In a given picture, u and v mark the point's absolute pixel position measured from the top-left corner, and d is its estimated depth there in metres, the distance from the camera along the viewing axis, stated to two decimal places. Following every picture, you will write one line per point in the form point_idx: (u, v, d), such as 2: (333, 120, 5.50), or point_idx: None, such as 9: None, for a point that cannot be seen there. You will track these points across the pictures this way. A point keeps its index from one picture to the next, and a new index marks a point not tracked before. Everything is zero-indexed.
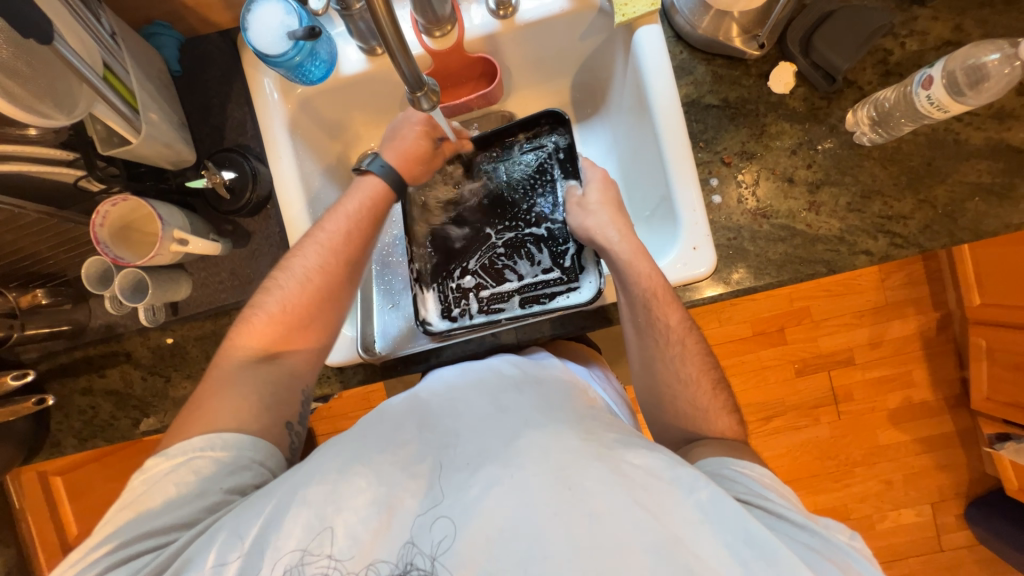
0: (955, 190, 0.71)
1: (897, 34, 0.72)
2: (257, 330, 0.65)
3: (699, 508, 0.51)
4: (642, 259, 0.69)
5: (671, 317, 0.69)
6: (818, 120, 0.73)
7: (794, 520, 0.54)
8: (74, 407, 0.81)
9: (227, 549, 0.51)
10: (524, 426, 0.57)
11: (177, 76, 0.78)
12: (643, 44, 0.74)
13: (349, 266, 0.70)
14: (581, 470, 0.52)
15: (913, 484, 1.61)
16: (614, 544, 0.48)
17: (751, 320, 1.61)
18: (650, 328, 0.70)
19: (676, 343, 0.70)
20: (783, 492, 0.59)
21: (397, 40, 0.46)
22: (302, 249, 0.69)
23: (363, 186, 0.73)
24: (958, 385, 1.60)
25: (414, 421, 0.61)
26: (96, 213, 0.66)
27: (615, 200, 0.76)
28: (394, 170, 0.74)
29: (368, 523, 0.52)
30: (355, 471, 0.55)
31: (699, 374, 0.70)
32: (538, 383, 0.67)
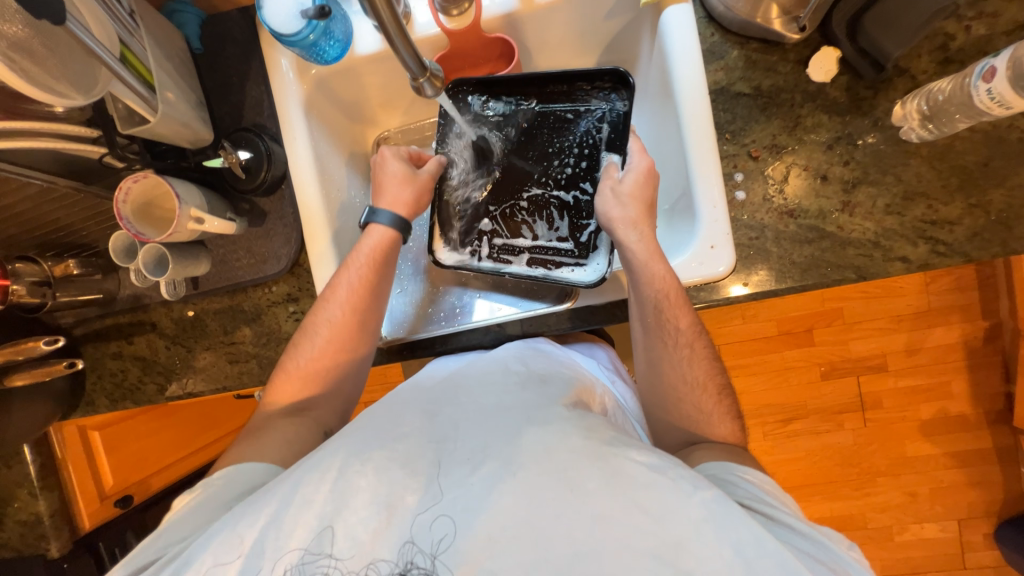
0: (1013, 194, 0.64)
1: (963, 15, 0.64)
2: (286, 382, 0.72)
3: (705, 507, 0.49)
4: (658, 260, 0.66)
5: (682, 320, 0.66)
6: (861, 112, 0.67)
7: (797, 528, 0.52)
8: (106, 369, 0.87)
9: (225, 550, 0.53)
10: (527, 422, 0.57)
11: (197, 53, 0.78)
12: (670, 25, 0.69)
13: (367, 313, 0.73)
14: (582, 471, 0.52)
15: (941, 499, 1.53)
16: (616, 548, 0.48)
17: (777, 318, 1.54)
18: (660, 328, 0.67)
19: (684, 345, 0.67)
20: (783, 499, 0.57)
21: (390, 15, 0.44)
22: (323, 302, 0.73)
23: (369, 237, 0.74)
24: (1001, 400, 1.50)
25: (416, 414, 0.62)
26: (119, 189, 0.68)
27: (648, 198, 0.70)
28: (400, 218, 0.75)
29: (367, 523, 0.53)
30: (354, 469, 0.56)
31: (708, 377, 0.68)
32: (542, 380, 0.66)
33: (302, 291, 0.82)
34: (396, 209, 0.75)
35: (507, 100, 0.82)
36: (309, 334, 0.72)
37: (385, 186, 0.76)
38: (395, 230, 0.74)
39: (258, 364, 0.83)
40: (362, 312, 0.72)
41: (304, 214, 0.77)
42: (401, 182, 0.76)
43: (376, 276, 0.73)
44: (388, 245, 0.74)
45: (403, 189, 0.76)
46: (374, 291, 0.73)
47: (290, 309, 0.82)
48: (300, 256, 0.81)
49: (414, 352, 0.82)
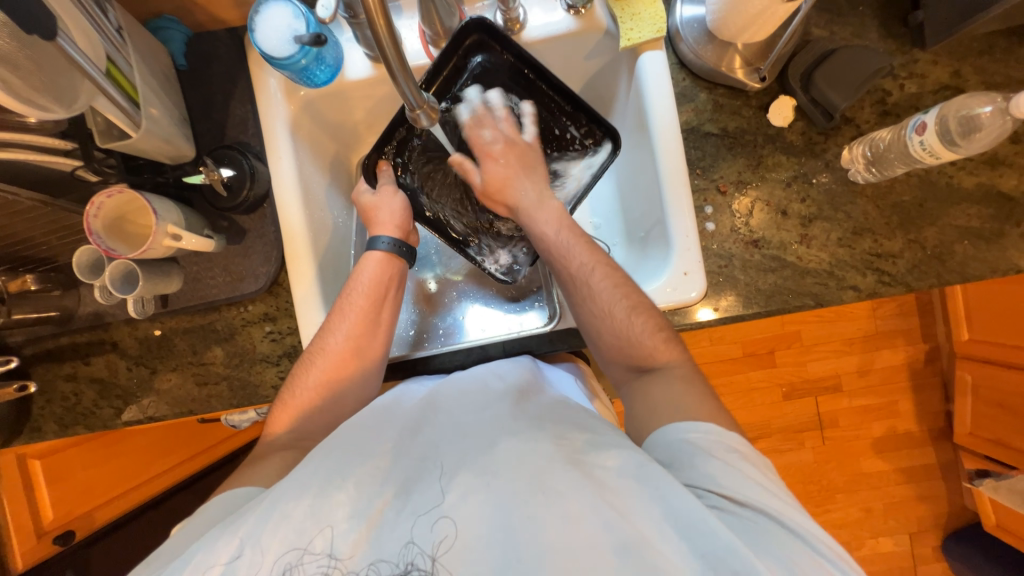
0: (944, 232, 0.72)
1: (897, 75, 0.73)
2: (280, 413, 0.69)
3: (665, 507, 0.48)
4: (530, 207, 0.73)
5: (578, 256, 0.69)
6: (814, 154, 0.74)
7: (754, 513, 0.49)
8: (57, 393, 0.81)
9: (201, 567, 0.50)
10: (505, 434, 0.57)
11: (181, 70, 0.78)
12: (646, 69, 0.74)
13: (357, 363, 0.71)
14: (557, 473, 0.52)
15: (893, 513, 1.62)
16: (590, 543, 0.48)
17: (741, 340, 1.62)
18: (561, 264, 0.70)
19: (588, 272, 0.68)
20: (737, 451, 0.53)
21: (397, 56, 0.44)
22: (313, 356, 0.70)
23: (368, 265, 0.74)
24: (942, 418, 1.62)
25: (400, 430, 0.62)
26: (91, 204, 0.65)
27: (525, 158, 0.75)
28: (398, 244, 0.75)
29: (348, 535, 0.52)
30: (335, 484, 0.54)
31: (615, 291, 0.66)
32: (528, 390, 0.66)
33: (281, 311, 0.80)
34: (389, 232, 0.75)
35: (516, 68, 0.76)
36: (302, 373, 0.70)
37: (377, 211, 0.76)
38: (393, 255, 0.75)
39: (229, 386, 0.80)
40: (362, 340, 0.71)
41: (286, 232, 0.76)
42: (386, 203, 0.76)
43: (374, 308, 0.72)
44: (387, 272, 0.74)
45: (392, 214, 0.76)
46: (373, 319, 0.72)
47: (267, 329, 0.80)
48: (279, 275, 0.80)
49: (395, 372, 0.82)
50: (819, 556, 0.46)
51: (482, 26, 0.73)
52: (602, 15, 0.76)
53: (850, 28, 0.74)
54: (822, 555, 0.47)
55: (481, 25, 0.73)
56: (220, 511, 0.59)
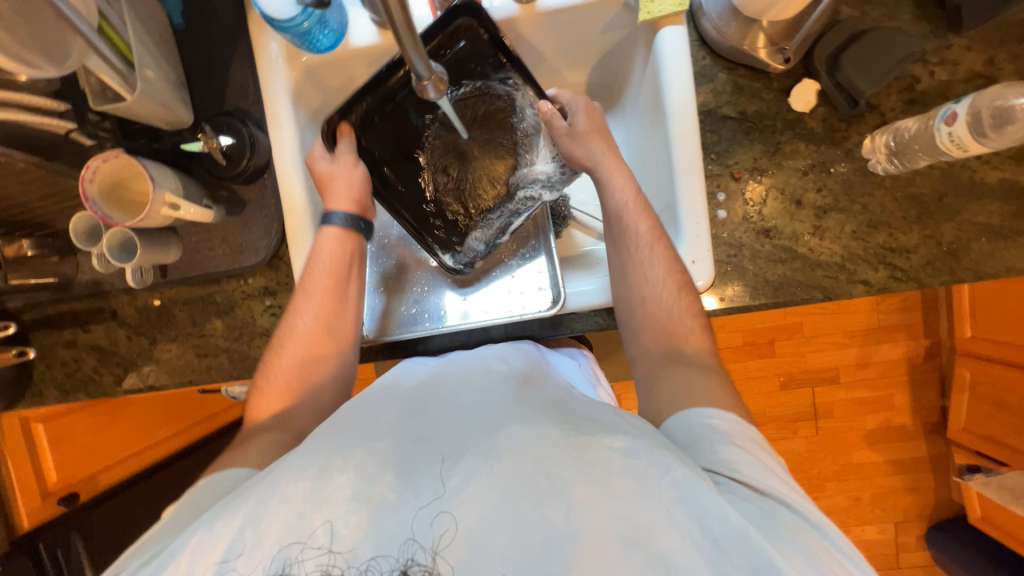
0: (963, 229, 0.70)
1: (928, 60, 0.69)
2: (262, 399, 0.68)
3: (674, 486, 0.49)
4: (619, 176, 0.71)
5: (642, 223, 0.69)
6: (834, 143, 0.71)
7: (764, 492, 0.50)
8: (57, 359, 0.81)
9: (204, 546, 0.50)
10: (507, 419, 0.57)
11: (179, 30, 0.74)
12: (665, 45, 0.71)
13: (325, 344, 0.70)
14: (560, 459, 0.52)
15: (880, 503, 1.66)
16: (593, 533, 0.48)
17: (742, 329, 1.61)
18: (623, 236, 0.69)
19: (646, 247, 0.68)
20: (751, 437, 0.55)
21: (406, 24, 0.42)
22: (285, 338, 0.70)
23: (325, 241, 0.71)
24: (937, 412, 1.64)
25: (399, 412, 0.62)
26: (86, 168, 0.64)
27: (600, 126, 0.75)
28: (354, 218, 0.72)
29: (348, 519, 0.50)
30: (335, 467, 0.53)
31: (668, 274, 0.67)
32: (527, 379, 0.66)
33: (281, 285, 0.79)
34: (345, 206, 0.72)
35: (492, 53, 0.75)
36: (276, 354, 0.70)
37: (333, 181, 0.72)
38: (348, 230, 0.72)
39: (228, 358, 0.80)
40: (329, 317, 0.70)
41: (286, 204, 0.74)
42: (340, 172, 0.72)
43: (339, 285, 0.71)
44: (345, 246, 0.72)
45: (344, 183, 0.72)
46: (339, 297, 0.71)
47: (267, 303, 0.79)
48: (279, 248, 0.79)
49: (394, 351, 0.82)
50: (829, 543, 0.48)
51: (471, 9, 0.70)
52: None
53: (882, 8, 0.70)
54: (834, 546, 0.48)
55: (472, 11, 0.70)
56: (220, 487, 0.58)
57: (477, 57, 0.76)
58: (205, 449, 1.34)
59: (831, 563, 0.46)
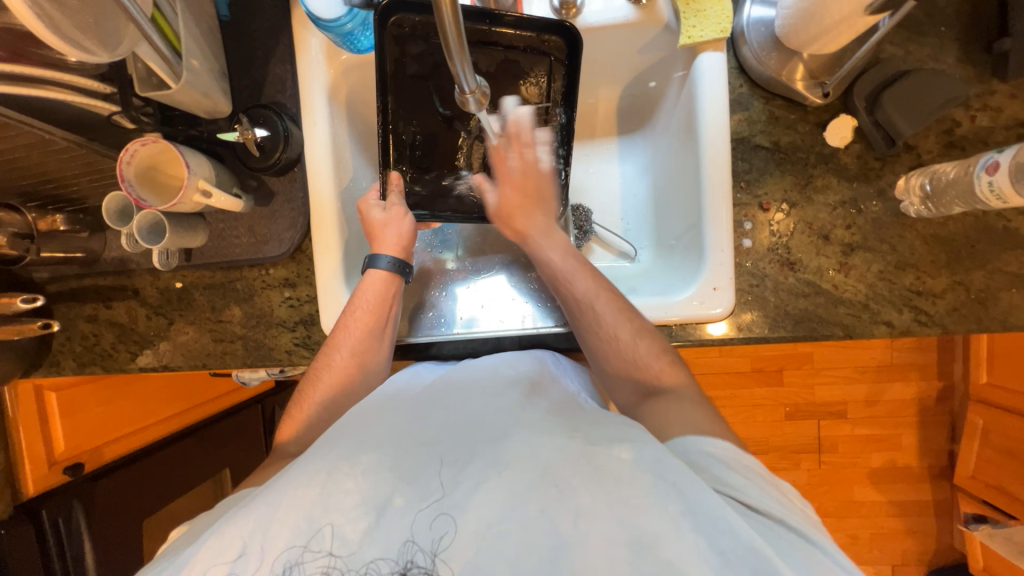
0: (993, 277, 0.69)
1: (970, 105, 0.68)
2: (289, 423, 0.70)
3: (682, 501, 0.48)
4: (548, 241, 0.72)
5: (580, 283, 0.70)
6: (867, 180, 0.71)
7: (768, 512, 0.50)
8: (77, 332, 0.82)
9: (216, 553, 0.50)
10: (515, 425, 0.57)
11: (224, 20, 0.76)
12: (703, 71, 0.70)
13: (359, 383, 0.71)
14: (569, 467, 0.52)
15: (878, 543, 1.63)
16: (596, 539, 0.48)
17: (751, 355, 1.60)
18: (569, 302, 0.70)
19: (590, 306, 0.68)
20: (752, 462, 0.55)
21: (457, 40, 0.42)
22: (319, 376, 0.70)
23: (370, 283, 0.71)
24: (945, 457, 1.60)
25: (411, 413, 0.62)
26: (125, 150, 0.65)
27: (539, 181, 0.73)
28: (396, 260, 0.72)
29: (355, 523, 0.51)
30: (343, 472, 0.54)
31: (623, 323, 0.67)
32: (534, 382, 0.66)
33: (301, 278, 0.80)
34: (393, 251, 0.72)
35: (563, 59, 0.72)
36: (311, 391, 0.70)
37: (383, 229, 0.72)
38: (393, 273, 0.72)
39: (243, 346, 0.81)
40: (364, 354, 0.70)
41: (314, 199, 0.75)
42: (394, 221, 0.72)
43: (378, 325, 0.71)
44: (390, 291, 0.72)
45: (395, 232, 0.72)
46: (377, 336, 0.71)
47: (286, 294, 0.80)
48: (303, 242, 0.80)
49: (407, 352, 0.82)
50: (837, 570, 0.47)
51: (565, 32, 0.70)
52: (664, 8, 0.72)
53: (926, 49, 0.69)
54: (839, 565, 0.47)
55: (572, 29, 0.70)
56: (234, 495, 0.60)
57: (540, 71, 0.73)
58: (208, 430, 1.36)
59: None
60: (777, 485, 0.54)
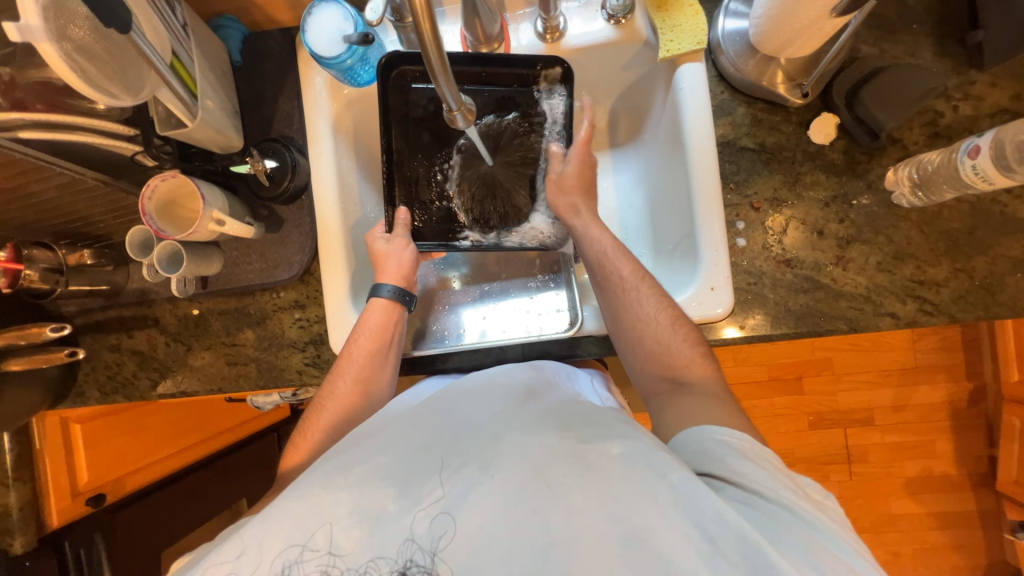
0: (995, 263, 0.68)
1: (951, 96, 0.70)
2: (293, 452, 0.71)
3: (671, 491, 0.48)
4: (596, 228, 0.76)
5: (623, 266, 0.72)
6: (856, 175, 0.72)
7: (768, 496, 0.50)
8: (102, 361, 0.86)
9: (220, 557, 0.52)
10: (507, 428, 0.57)
11: (236, 66, 0.82)
12: (683, 81, 0.74)
13: (361, 408, 0.72)
14: (558, 467, 0.52)
15: (922, 560, 1.53)
16: (590, 536, 0.48)
17: (769, 364, 1.56)
18: (607, 281, 0.72)
19: (633, 289, 0.70)
20: (767, 459, 0.54)
21: (440, 60, 0.45)
22: (323, 403, 0.72)
23: (372, 311, 0.74)
24: (985, 463, 1.52)
25: (404, 420, 0.62)
26: (147, 186, 0.70)
27: (587, 180, 0.79)
28: (400, 290, 0.75)
29: (348, 530, 0.52)
30: (338, 484, 0.54)
31: (659, 309, 0.68)
32: (529, 389, 0.64)
33: (310, 299, 0.83)
34: (394, 281, 0.75)
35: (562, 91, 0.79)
36: (315, 418, 0.72)
37: (386, 260, 0.76)
38: (394, 302, 0.75)
39: (256, 368, 0.83)
40: (366, 380, 0.72)
41: (321, 223, 0.79)
42: (396, 252, 0.76)
43: (381, 352, 0.73)
44: (391, 318, 0.74)
45: (398, 260, 0.75)
46: (379, 362, 0.73)
47: (296, 315, 0.83)
48: (311, 265, 0.83)
49: (414, 368, 0.84)
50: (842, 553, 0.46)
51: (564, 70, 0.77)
52: (643, 25, 0.75)
53: (902, 46, 0.71)
54: (844, 553, 0.46)
55: (563, 64, 0.76)
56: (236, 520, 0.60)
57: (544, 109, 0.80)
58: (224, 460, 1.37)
59: (829, 562, 0.45)
60: (792, 479, 0.53)
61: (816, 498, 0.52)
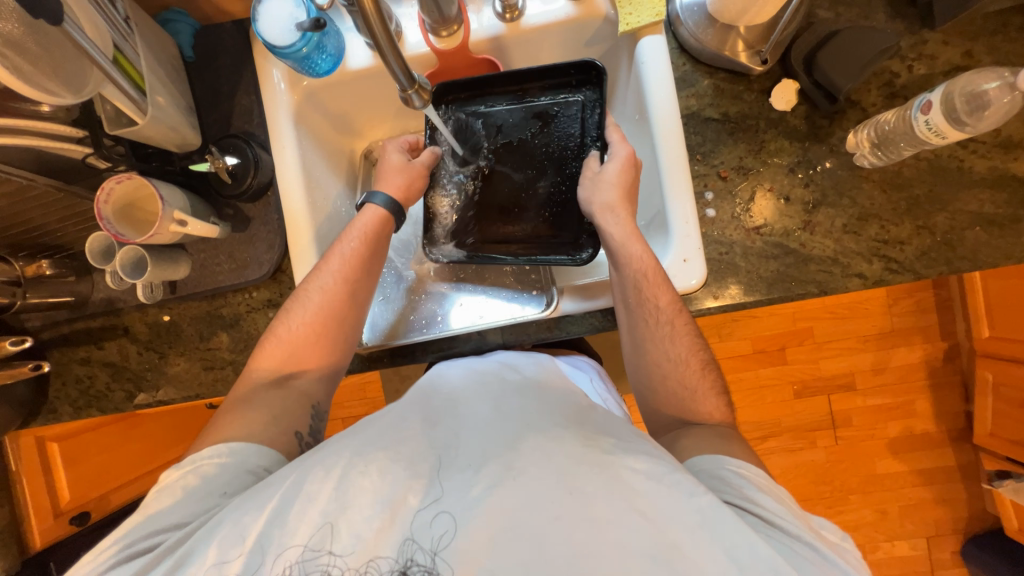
0: (955, 218, 0.70)
1: (905, 56, 0.71)
2: (272, 345, 0.69)
3: (699, 514, 0.48)
4: (635, 242, 0.69)
5: (662, 296, 0.67)
6: (819, 139, 0.73)
7: (788, 530, 0.50)
8: (72, 375, 0.84)
9: (229, 544, 0.50)
10: (527, 430, 0.56)
11: (189, 61, 0.80)
12: (645, 54, 0.74)
13: (342, 313, 0.71)
14: (583, 476, 0.51)
15: (909, 516, 1.58)
16: (612, 549, 0.47)
17: (752, 337, 1.59)
18: (639, 306, 0.68)
19: (662, 317, 0.67)
20: (781, 495, 0.55)
21: (385, 35, 0.46)
22: (304, 293, 0.71)
23: (363, 217, 0.75)
24: (962, 418, 1.57)
25: (418, 418, 0.61)
26: (101, 189, 0.68)
27: (630, 185, 0.72)
28: (393, 201, 0.76)
29: (371, 521, 0.51)
30: (358, 471, 0.53)
31: (687, 351, 0.68)
32: (542, 391, 0.65)
33: (284, 297, 0.82)
34: (390, 192, 0.77)
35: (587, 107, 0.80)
36: (295, 308, 0.71)
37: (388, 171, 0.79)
38: (386, 211, 0.76)
39: (234, 371, 0.82)
40: (350, 295, 0.71)
41: (289, 217, 0.77)
42: (404, 172, 0.79)
43: (370, 255, 0.73)
44: (383, 228, 0.75)
45: (399, 175, 0.78)
46: (365, 276, 0.73)
47: (271, 315, 0.82)
48: (283, 262, 0.82)
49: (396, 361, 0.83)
50: None
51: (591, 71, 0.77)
52: (602, 1, 0.75)
53: (856, 9, 0.72)
54: None
55: (598, 70, 0.77)
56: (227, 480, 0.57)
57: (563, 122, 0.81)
58: None
59: None
60: (809, 521, 0.54)
61: (830, 539, 0.53)
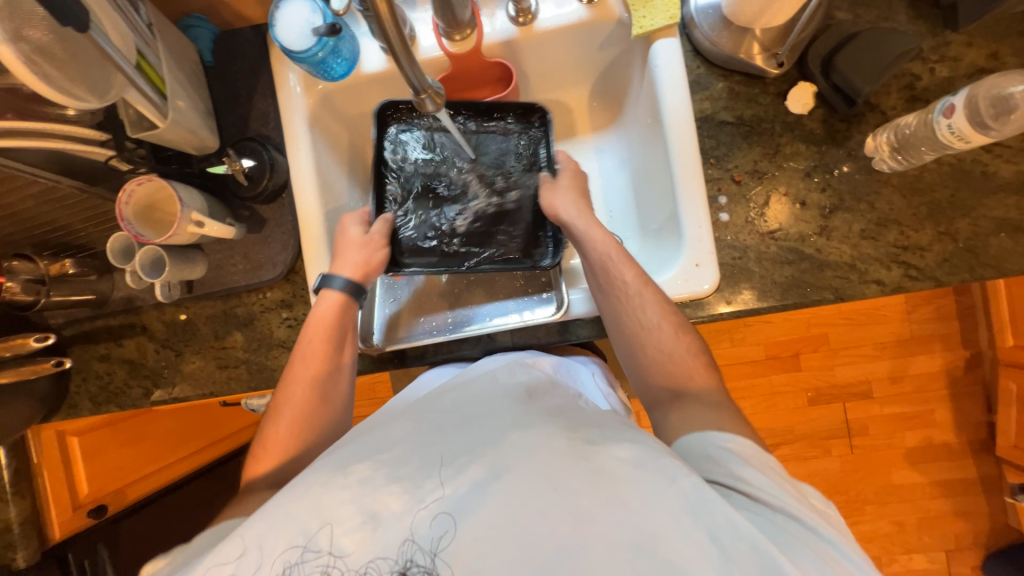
0: (979, 224, 0.68)
1: (927, 59, 0.70)
2: (261, 460, 0.68)
3: (683, 497, 0.47)
4: (596, 230, 0.73)
5: (627, 271, 0.69)
6: (836, 143, 0.71)
7: (771, 503, 0.50)
8: (92, 372, 0.86)
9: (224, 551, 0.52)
10: (513, 426, 0.55)
11: (208, 66, 0.81)
12: (658, 57, 0.73)
13: (322, 404, 0.71)
14: (566, 470, 0.50)
15: (927, 529, 1.54)
16: (598, 539, 0.47)
17: (765, 343, 1.57)
18: (608, 284, 0.70)
19: (636, 294, 0.68)
20: (768, 462, 0.54)
21: (398, 36, 0.46)
22: (281, 398, 0.71)
23: (324, 304, 0.73)
24: (984, 429, 1.53)
25: (408, 421, 0.60)
26: (123, 191, 0.70)
27: (581, 188, 0.78)
28: (350, 283, 0.73)
29: (354, 531, 0.51)
30: (339, 483, 0.53)
31: (663, 317, 0.67)
32: (530, 392, 0.63)
33: (297, 297, 0.83)
34: (351, 272, 0.74)
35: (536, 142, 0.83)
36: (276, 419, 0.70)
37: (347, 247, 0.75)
38: (346, 295, 0.73)
39: (247, 369, 0.83)
40: (322, 373, 0.71)
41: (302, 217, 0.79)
42: (360, 245, 0.75)
43: (335, 339, 0.72)
44: (343, 311, 0.73)
45: (358, 253, 0.75)
46: (335, 353, 0.72)
47: (284, 315, 0.83)
48: (297, 263, 0.83)
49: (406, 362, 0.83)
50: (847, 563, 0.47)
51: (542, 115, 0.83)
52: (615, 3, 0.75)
53: (875, 10, 0.71)
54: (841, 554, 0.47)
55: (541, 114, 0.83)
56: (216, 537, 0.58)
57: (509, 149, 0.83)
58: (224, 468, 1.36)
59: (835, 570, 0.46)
60: (796, 487, 0.53)
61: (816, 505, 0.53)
